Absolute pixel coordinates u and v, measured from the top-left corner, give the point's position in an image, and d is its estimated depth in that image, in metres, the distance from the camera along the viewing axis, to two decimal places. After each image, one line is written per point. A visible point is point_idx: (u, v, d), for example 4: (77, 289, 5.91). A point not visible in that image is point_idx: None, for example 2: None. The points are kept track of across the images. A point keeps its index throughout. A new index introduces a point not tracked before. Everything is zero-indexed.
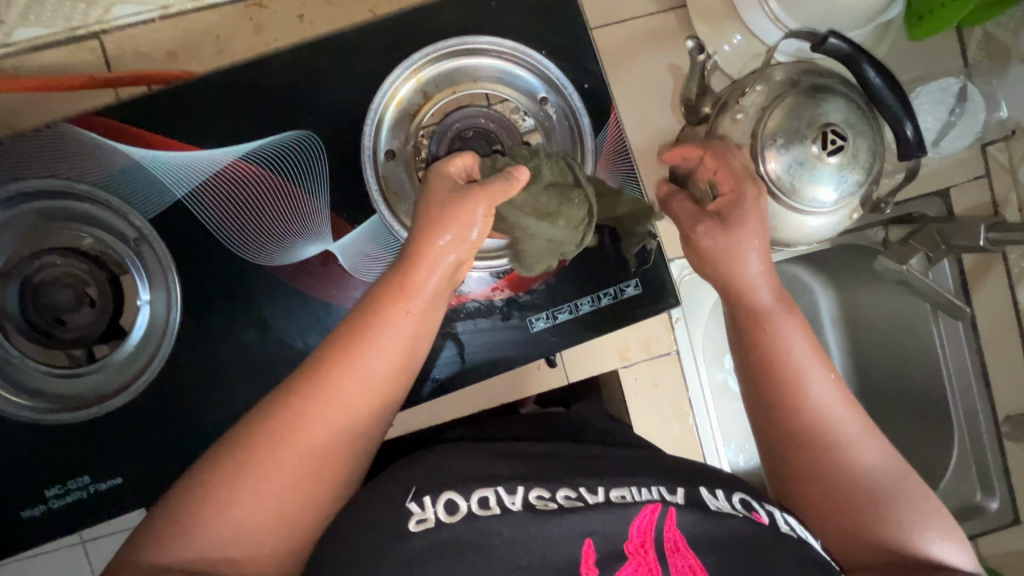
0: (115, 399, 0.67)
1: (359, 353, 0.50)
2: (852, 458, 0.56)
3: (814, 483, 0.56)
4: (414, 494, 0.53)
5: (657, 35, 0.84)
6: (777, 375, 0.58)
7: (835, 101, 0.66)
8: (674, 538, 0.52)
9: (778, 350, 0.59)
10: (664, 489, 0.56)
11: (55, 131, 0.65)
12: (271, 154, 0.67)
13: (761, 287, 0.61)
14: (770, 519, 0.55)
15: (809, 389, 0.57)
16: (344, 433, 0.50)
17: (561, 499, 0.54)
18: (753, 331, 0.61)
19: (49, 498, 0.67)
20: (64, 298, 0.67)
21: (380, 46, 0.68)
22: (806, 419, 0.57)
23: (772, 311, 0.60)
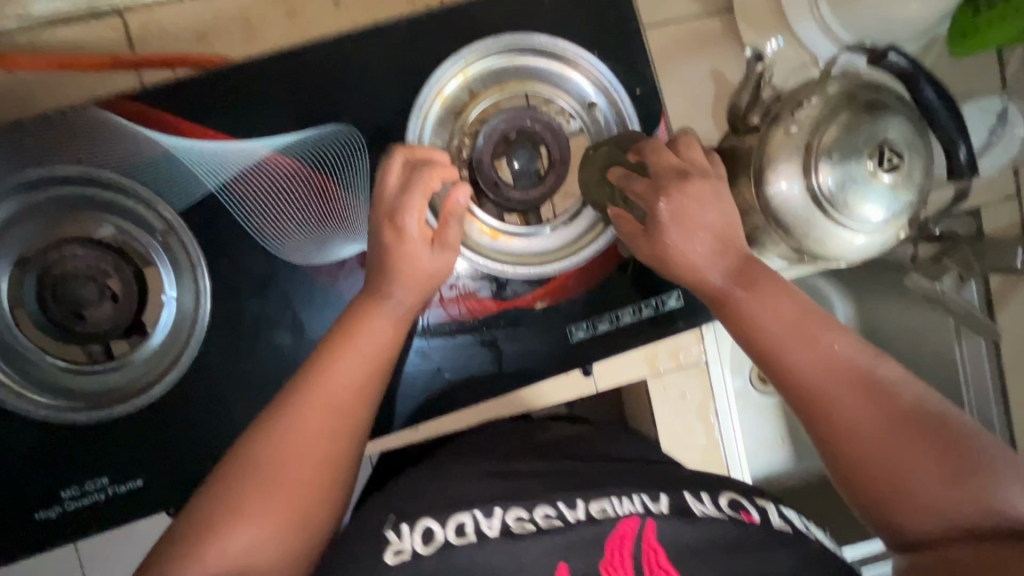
0: (137, 399, 0.64)
1: (332, 362, 0.56)
2: (930, 453, 0.51)
3: (905, 501, 0.51)
4: (393, 523, 0.57)
5: (703, 39, 0.82)
6: (818, 401, 0.54)
7: (893, 117, 0.64)
8: (652, 547, 0.53)
9: (810, 374, 0.54)
10: (647, 497, 0.57)
11: (84, 115, 0.62)
12: (308, 148, 0.64)
13: (763, 311, 0.56)
14: (761, 517, 0.56)
15: (850, 400, 0.53)
16: (337, 430, 0.55)
17: (538, 520, 0.55)
18: (774, 360, 0.56)
19: (65, 499, 0.64)
20: (83, 291, 0.63)
21: (430, 38, 0.65)
22: (861, 432, 0.52)
23: (790, 329, 0.55)
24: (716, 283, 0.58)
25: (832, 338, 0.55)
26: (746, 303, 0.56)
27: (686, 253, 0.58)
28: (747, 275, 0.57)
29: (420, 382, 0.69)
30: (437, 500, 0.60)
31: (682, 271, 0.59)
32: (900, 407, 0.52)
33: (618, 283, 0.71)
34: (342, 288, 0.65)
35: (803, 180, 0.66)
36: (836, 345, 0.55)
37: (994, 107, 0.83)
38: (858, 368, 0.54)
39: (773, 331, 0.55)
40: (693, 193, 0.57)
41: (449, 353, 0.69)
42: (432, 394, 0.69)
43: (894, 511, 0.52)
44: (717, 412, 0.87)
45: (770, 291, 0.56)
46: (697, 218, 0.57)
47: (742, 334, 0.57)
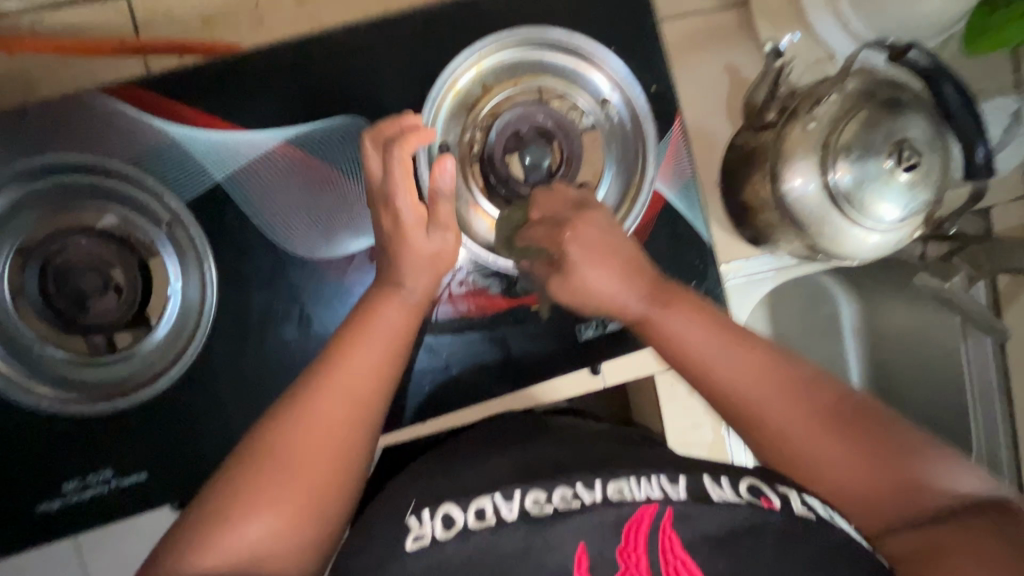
0: (141, 392, 0.63)
1: (348, 352, 0.55)
2: (860, 443, 0.49)
3: (846, 498, 0.49)
4: (413, 510, 0.53)
5: (717, 33, 0.81)
6: (748, 409, 0.52)
7: (913, 116, 0.63)
8: (668, 539, 0.46)
9: (735, 383, 0.52)
10: (664, 479, 0.50)
11: (92, 104, 0.61)
12: (319, 140, 0.64)
13: (689, 326, 0.54)
14: (782, 502, 0.47)
15: (777, 401, 0.51)
16: (354, 421, 0.53)
17: (556, 502, 0.49)
18: (700, 372, 0.53)
19: (67, 492, 0.62)
20: (87, 281, 0.62)
21: (444, 31, 0.65)
22: (791, 433, 0.50)
23: (699, 339, 0.54)
24: (634, 307, 0.56)
25: (737, 340, 0.54)
26: (667, 323, 0.55)
27: (588, 281, 0.56)
28: (664, 294, 0.56)
29: (428, 376, 0.68)
30: (455, 489, 0.55)
31: (603, 307, 0.57)
32: (827, 399, 0.51)
33: None
34: (349, 284, 0.65)
35: (819, 177, 0.66)
36: (747, 346, 0.53)
37: (1009, 107, 0.83)
38: (773, 364, 0.52)
39: (689, 341, 0.54)
40: (588, 233, 0.56)
41: (459, 348, 0.68)
42: (440, 390, 0.68)
43: (839, 507, 0.50)
44: None
45: (678, 304, 0.56)
46: (602, 245, 0.56)
47: (665, 352, 0.55)
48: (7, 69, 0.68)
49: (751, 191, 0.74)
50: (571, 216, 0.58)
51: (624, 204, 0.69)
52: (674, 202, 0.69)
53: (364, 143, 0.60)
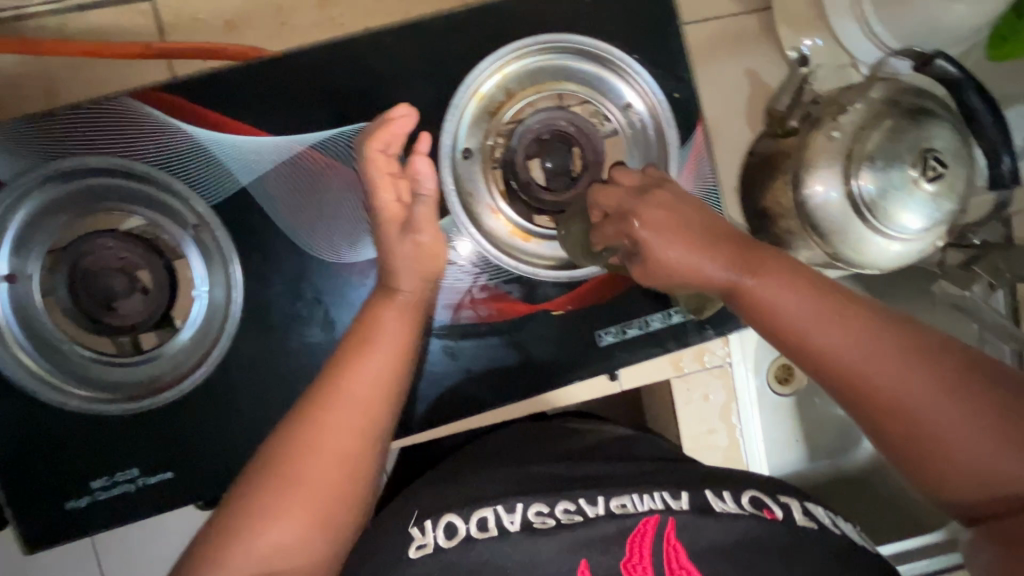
0: (168, 392, 0.64)
1: (354, 364, 0.56)
2: (994, 419, 0.47)
3: (958, 471, 0.48)
4: (417, 520, 0.58)
5: (739, 37, 0.81)
6: (864, 382, 0.50)
7: (939, 125, 0.63)
8: (673, 548, 0.53)
9: (849, 357, 0.50)
10: (668, 494, 0.57)
11: (120, 107, 0.61)
12: (343, 146, 0.64)
13: (789, 298, 0.52)
14: (784, 514, 0.55)
15: (903, 373, 0.49)
16: (359, 432, 0.55)
17: (559, 515, 0.56)
18: (808, 345, 0.52)
19: (95, 489, 0.64)
20: (115, 282, 0.63)
21: (467, 36, 0.65)
22: (917, 405, 0.49)
23: (809, 313, 0.52)
24: (719, 274, 0.55)
25: (845, 314, 0.51)
26: (770, 295, 0.52)
27: (670, 257, 0.56)
28: (760, 263, 0.54)
29: (447, 380, 0.69)
30: (459, 498, 0.60)
31: (674, 274, 0.57)
32: (956, 371, 0.48)
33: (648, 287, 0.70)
34: (371, 287, 0.65)
35: (841, 185, 0.66)
36: (857, 318, 0.51)
37: None
38: (892, 335, 0.50)
39: (797, 314, 0.52)
40: (654, 219, 0.57)
41: (479, 353, 0.69)
42: (460, 393, 0.69)
43: (950, 480, 0.49)
44: (739, 413, 0.87)
45: (773, 274, 0.53)
46: (679, 228, 0.57)
47: (761, 324, 0.54)
48: (36, 71, 0.69)
49: (772, 198, 0.74)
50: (630, 196, 0.60)
51: None
52: None
53: (359, 145, 0.61)
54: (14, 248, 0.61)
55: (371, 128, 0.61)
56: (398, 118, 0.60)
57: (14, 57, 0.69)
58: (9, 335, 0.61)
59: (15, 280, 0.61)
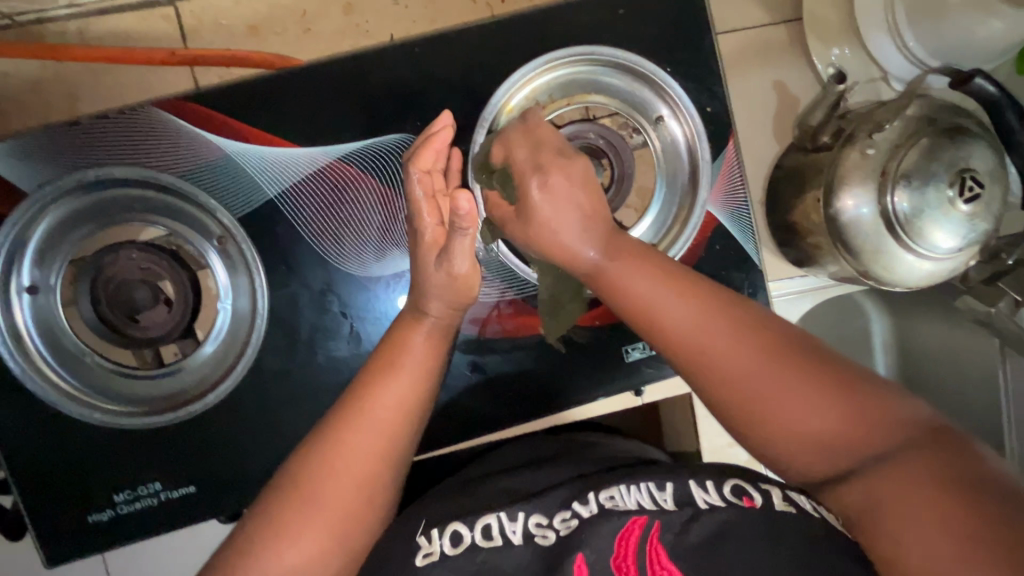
0: (191, 406, 0.63)
1: (377, 386, 0.55)
2: (802, 378, 0.44)
3: (817, 446, 0.43)
4: (423, 529, 0.54)
5: (768, 48, 0.80)
6: (706, 356, 0.46)
7: (976, 144, 0.62)
8: (655, 551, 0.46)
9: (687, 331, 0.47)
10: (653, 484, 0.51)
11: (146, 117, 0.60)
12: (371, 157, 0.63)
13: (645, 280, 0.49)
14: (765, 502, 0.47)
15: (743, 346, 0.45)
16: (382, 454, 0.54)
17: (559, 526, 0.51)
18: (655, 324, 0.48)
19: (118, 503, 0.63)
20: (140, 294, 0.62)
21: (498, 47, 0.63)
22: (734, 376, 0.45)
23: (653, 289, 0.48)
24: (585, 256, 0.52)
25: (684, 287, 0.48)
26: (625, 275, 0.50)
27: (556, 238, 0.52)
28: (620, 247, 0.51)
29: (472, 394, 0.68)
30: (458, 509, 0.57)
31: (553, 254, 0.53)
32: (777, 338, 0.45)
33: None
34: (399, 302, 0.64)
35: (875, 202, 0.65)
36: (697, 291, 0.48)
37: None
38: (733, 306, 0.47)
39: (641, 292, 0.49)
40: (556, 186, 0.52)
41: (505, 369, 0.68)
42: (484, 408, 0.68)
43: (772, 441, 0.45)
44: None
45: (629, 254, 0.51)
46: (572, 202, 0.52)
47: (615, 305, 0.50)
48: (57, 77, 0.69)
49: (802, 213, 0.73)
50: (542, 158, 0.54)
51: (673, 225, 0.68)
52: (726, 224, 0.68)
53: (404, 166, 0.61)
54: (36, 260, 0.60)
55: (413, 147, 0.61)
56: (436, 135, 0.60)
57: (36, 63, 0.68)
58: (32, 348, 0.60)
59: (37, 291, 0.60)
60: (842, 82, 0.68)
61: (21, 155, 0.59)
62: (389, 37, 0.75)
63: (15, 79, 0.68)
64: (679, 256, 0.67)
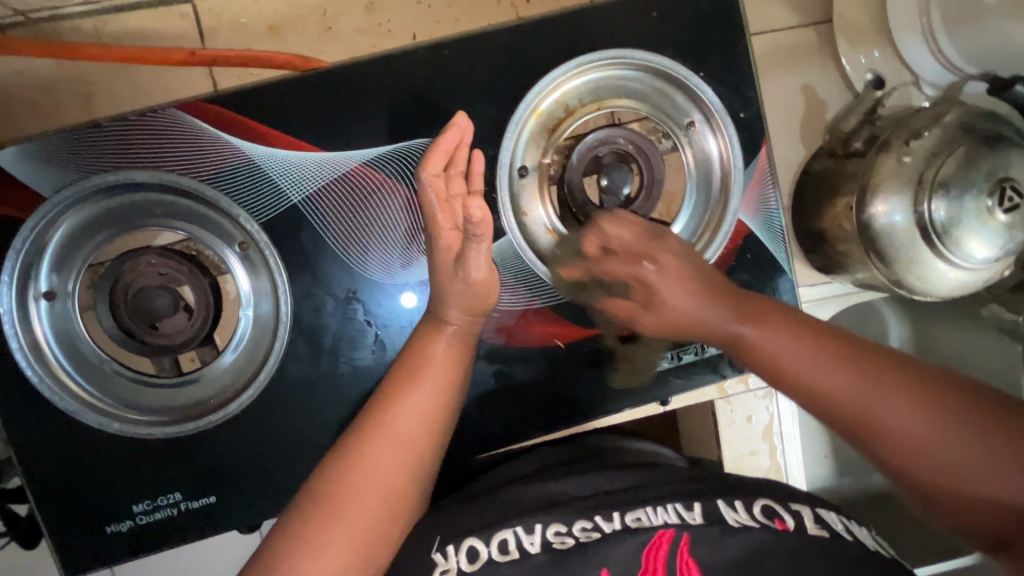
0: (212, 415, 0.61)
1: (397, 398, 0.54)
2: (977, 439, 0.45)
3: (984, 506, 0.45)
4: (439, 544, 0.51)
5: (796, 50, 0.78)
6: (869, 422, 0.48)
7: (1018, 153, 0.60)
8: (686, 563, 0.47)
9: (847, 397, 0.48)
10: (681, 505, 0.51)
11: (167, 120, 0.59)
12: (398, 162, 0.61)
13: (790, 346, 0.51)
14: (798, 523, 0.49)
15: (903, 407, 0.47)
16: (404, 467, 0.53)
17: (580, 534, 0.50)
18: (810, 392, 0.50)
19: (137, 513, 0.61)
20: (160, 301, 0.60)
21: (529, 49, 0.62)
22: (908, 445, 0.46)
23: (800, 354, 0.51)
24: (727, 326, 0.55)
25: (830, 351, 0.50)
26: (766, 342, 0.52)
27: (678, 309, 0.56)
28: (763, 313, 0.54)
29: (497, 404, 0.66)
30: (479, 518, 0.54)
31: (683, 325, 0.57)
32: (943, 396, 0.47)
33: None
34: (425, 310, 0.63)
35: (909, 210, 0.64)
36: (847, 353, 0.50)
37: None
38: (892, 368, 0.48)
39: (789, 358, 0.51)
40: (668, 267, 0.57)
41: (531, 377, 0.66)
42: (510, 418, 0.67)
43: (942, 499, 0.46)
44: (781, 434, 0.86)
45: (772, 321, 0.53)
46: (689, 272, 0.57)
47: (768, 373, 0.53)
48: (71, 76, 0.67)
49: (833, 221, 0.71)
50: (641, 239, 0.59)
51: (704, 232, 0.66)
52: (756, 232, 0.66)
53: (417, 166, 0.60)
54: (54, 265, 0.58)
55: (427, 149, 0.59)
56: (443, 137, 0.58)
57: (50, 62, 0.66)
58: (50, 355, 0.59)
59: (55, 297, 0.59)
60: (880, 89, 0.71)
61: (37, 158, 0.57)
62: (412, 38, 0.74)
63: (29, 78, 0.66)
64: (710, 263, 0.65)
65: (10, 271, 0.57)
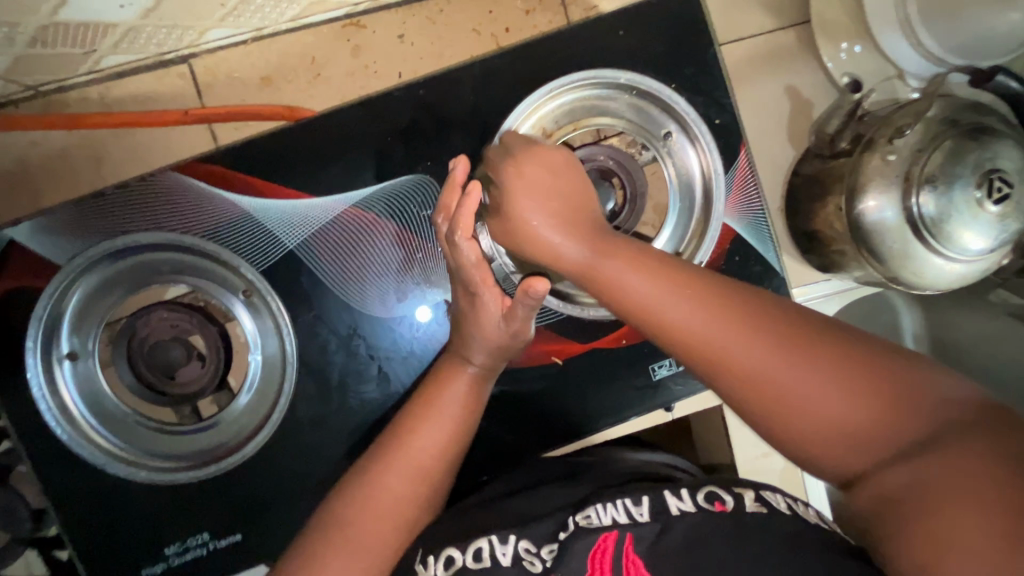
0: (231, 457, 0.64)
1: (416, 432, 0.59)
2: (835, 373, 0.41)
3: (841, 436, 0.41)
4: (420, 555, 0.54)
5: (776, 55, 0.79)
6: (713, 352, 0.45)
7: (1004, 143, 0.61)
8: (632, 562, 0.48)
9: (694, 324, 0.45)
10: (630, 501, 0.52)
11: (166, 182, 0.62)
12: (384, 201, 0.64)
13: (636, 275, 0.48)
14: (735, 505, 0.49)
15: (752, 339, 0.44)
16: (418, 495, 0.58)
17: (547, 556, 0.51)
18: (658, 325, 0.47)
19: (169, 556, 0.64)
20: (173, 354, 0.63)
21: (504, 80, 0.65)
22: (761, 376, 0.43)
23: (649, 287, 0.48)
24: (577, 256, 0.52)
25: (683, 284, 0.47)
26: (614, 274, 0.49)
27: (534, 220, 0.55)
28: (607, 242, 0.51)
29: (503, 425, 0.68)
30: (461, 530, 0.56)
31: (547, 255, 0.54)
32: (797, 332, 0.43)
33: None
34: (423, 339, 0.66)
35: (899, 206, 0.64)
36: (691, 285, 0.47)
37: None
38: (745, 305, 0.45)
39: (643, 293, 0.48)
40: (530, 178, 0.56)
41: (534, 396, 0.68)
42: (517, 437, 0.68)
43: (798, 439, 0.42)
44: None
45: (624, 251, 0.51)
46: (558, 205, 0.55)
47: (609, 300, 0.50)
48: (83, 143, 0.71)
49: (824, 222, 0.71)
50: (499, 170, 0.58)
51: (690, 241, 0.68)
52: (742, 233, 0.68)
53: (437, 220, 0.61)
54: (73, 328, 0.62)
55: (449, 202, 0.60)
56: (471, 196, 0.58)
57: (62, 132, 0.70)
58: (77, 413, 0.62)
59: (77, 357, 0.62)
60: (861, 91, 0.74)
61: (50, 231, 0.61)
62: (398, 75, 0.76)
63: (43, 148, 0.70)
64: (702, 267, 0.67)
65: (34, 337, 0.61)
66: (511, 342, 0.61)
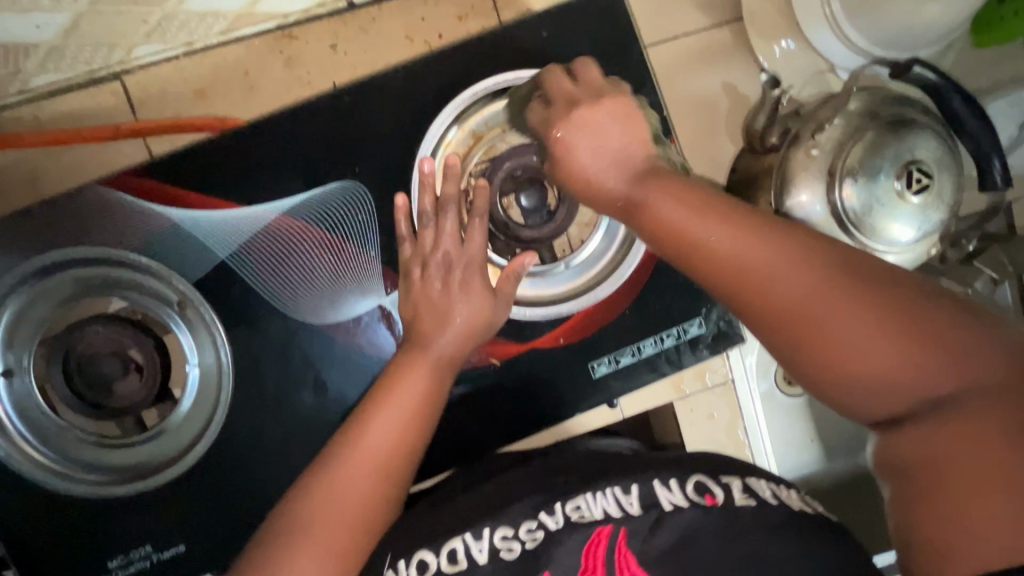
0: (173, 467, 0.65)
1: (364, 429, 0.58)
2: (875, 314, 0.42)
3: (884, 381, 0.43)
4: (389, 560, 0.54)
5: (712, 51, 0.79)
6: (752, 275, 0.45)
7: (920, 136, 0.63)
8: (625, 557, 0.50)
9: (731, 247, 0.46)
10: (619, 489, 0.54)
11: (91, 197, 0.63)
12: (317, 211, 0.65)
13: (670, 202, 0.49)
14: (725, 497, 0.52)
15: (791, 267, 0.45)
16: (371, 495, 0.56)
17: (525, 539, 0.53)
18: (693, 244, 0.47)
19: (113, 569, 0.64)
20: (108, 367, 0.63)
21: (430, 86, 0.66)
22: (802, 306, 0.44)
23: (684, 215, 0.48)
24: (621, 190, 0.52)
25: (720, 212, 0.47)
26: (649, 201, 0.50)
27: (582, 163, 0.54)
28: (648, 175, 0.51)
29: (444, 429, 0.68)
30: (419, 530, 0.56)
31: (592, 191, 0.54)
32: (841, 268, 0.44)
33: (632, 318, 0.71)
34: (359, 343, 0.67)
35: (825, 201, 0.64)
36: (726, 211, 0.47)
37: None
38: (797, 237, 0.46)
39: (676, 218, 0.48)
40: (587, 125, 0.54)
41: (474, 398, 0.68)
42: (456, 440, 0.68)
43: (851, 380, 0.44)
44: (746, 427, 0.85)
45: (659, 184, 0.50)
46: (601, 145, 0.54)
47: (644, 229, 0.51)
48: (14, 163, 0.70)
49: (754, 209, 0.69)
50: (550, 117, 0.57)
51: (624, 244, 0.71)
52: None
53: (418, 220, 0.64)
54: (7, 344, 0.61)
55: (423, 206, 0.64)
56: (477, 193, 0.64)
57: None
58: (12, 430, 0.61)
59: (12, 374, 0.61)
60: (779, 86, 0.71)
61: None
62: (332, 85, 0.76)
63: None
64: (634, 262, 0.70)
65: None
66: (473, 329, 0.64)
